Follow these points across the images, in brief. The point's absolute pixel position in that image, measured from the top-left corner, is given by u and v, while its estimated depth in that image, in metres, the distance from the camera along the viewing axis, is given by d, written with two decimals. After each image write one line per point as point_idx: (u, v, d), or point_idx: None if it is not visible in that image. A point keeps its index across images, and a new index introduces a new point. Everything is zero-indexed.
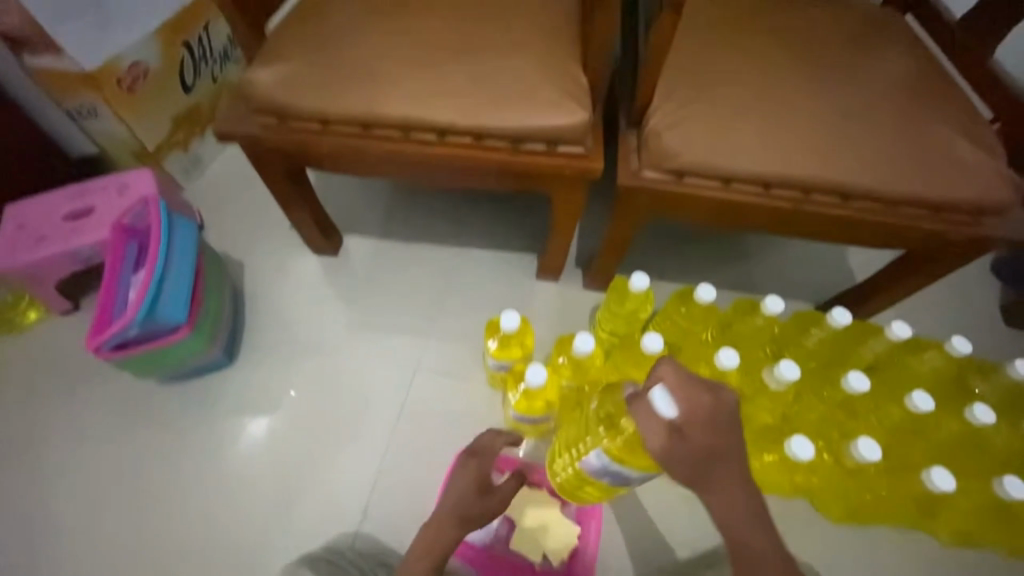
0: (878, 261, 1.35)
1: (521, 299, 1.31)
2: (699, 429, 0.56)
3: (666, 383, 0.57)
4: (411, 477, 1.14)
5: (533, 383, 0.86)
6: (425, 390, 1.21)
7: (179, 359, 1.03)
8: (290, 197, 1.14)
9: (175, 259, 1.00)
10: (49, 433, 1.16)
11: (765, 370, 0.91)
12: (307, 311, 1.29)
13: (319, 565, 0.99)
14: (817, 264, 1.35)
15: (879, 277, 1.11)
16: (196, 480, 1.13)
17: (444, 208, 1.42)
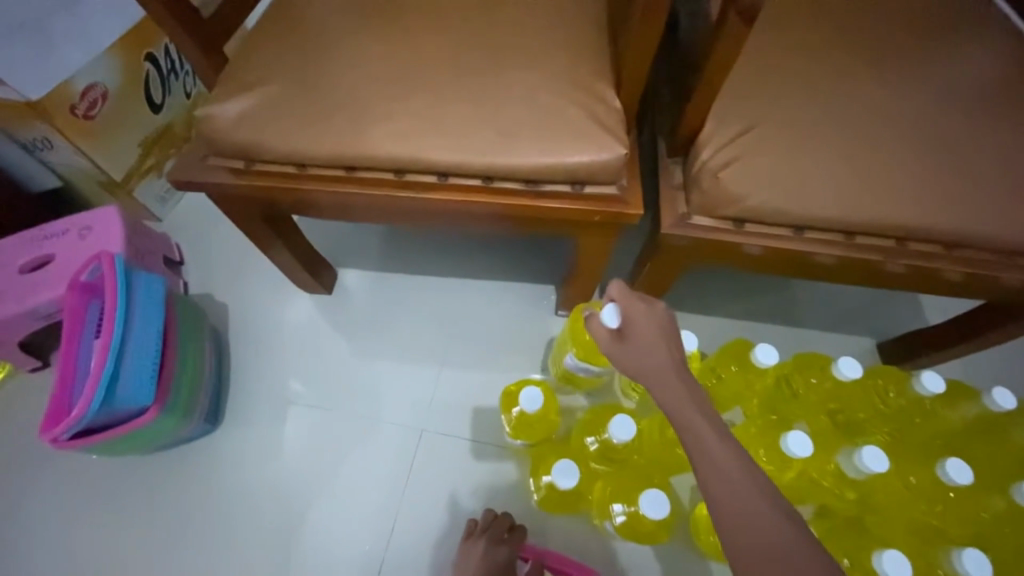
0: None
1: (538, 341, 1.16)
2: (638, 331, 0.57)
3: (614, 297, 0.60)
4: (419, 555, 0.99)
5: (560, 483, 0.77)
6: (434, 452, 1.06)
7: (153, 438, 0.90)
8: (270, 239, 0.99)
9: (138, 327, 0.86)
10: (10, 512, 1.02)
11: (839, 452, 0.77)
12: (298, 359, 1.15)
13: None
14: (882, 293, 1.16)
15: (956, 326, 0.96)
16: (175, 565, 0.99)
17: (448, 235, 1.26)
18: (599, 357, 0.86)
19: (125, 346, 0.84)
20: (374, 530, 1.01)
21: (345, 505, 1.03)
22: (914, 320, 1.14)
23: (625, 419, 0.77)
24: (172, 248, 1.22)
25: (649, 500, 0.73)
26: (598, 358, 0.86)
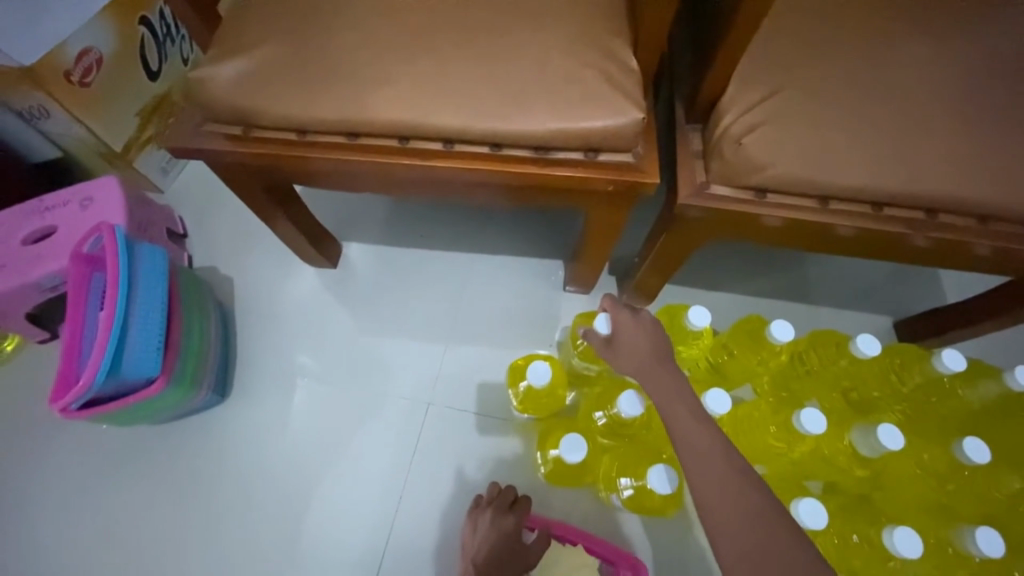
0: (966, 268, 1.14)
1: (546, 315, 1.14)
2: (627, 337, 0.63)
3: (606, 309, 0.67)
4: (425, 525, 1.01)
5: (569, 458, 0.76)
6: (439, 425, 1.06)
7: (162, 409, 0.91)
8: (271, 210, 0.96)
9: (140, 300, 0.85)
10: (28, 480, 1.05)
11: (852, 429, 0.75)
12: (303, 334, 1.14)
13: None
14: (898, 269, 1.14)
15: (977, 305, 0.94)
16: (190, 530, 1.02)
17: (454, 207, 1.23)
18: (601, 360, 0.89)
19: (129, 318, 0.83)
20: (380, 501, 1.02)
21: (346, 477, 1.04)
22: (930, 299, 1.11)
23: (633, 394, 0.75)
24: (175, 220, 1.20)
25: (658, 475, 0.72)
26: (598, 360, 0.89)
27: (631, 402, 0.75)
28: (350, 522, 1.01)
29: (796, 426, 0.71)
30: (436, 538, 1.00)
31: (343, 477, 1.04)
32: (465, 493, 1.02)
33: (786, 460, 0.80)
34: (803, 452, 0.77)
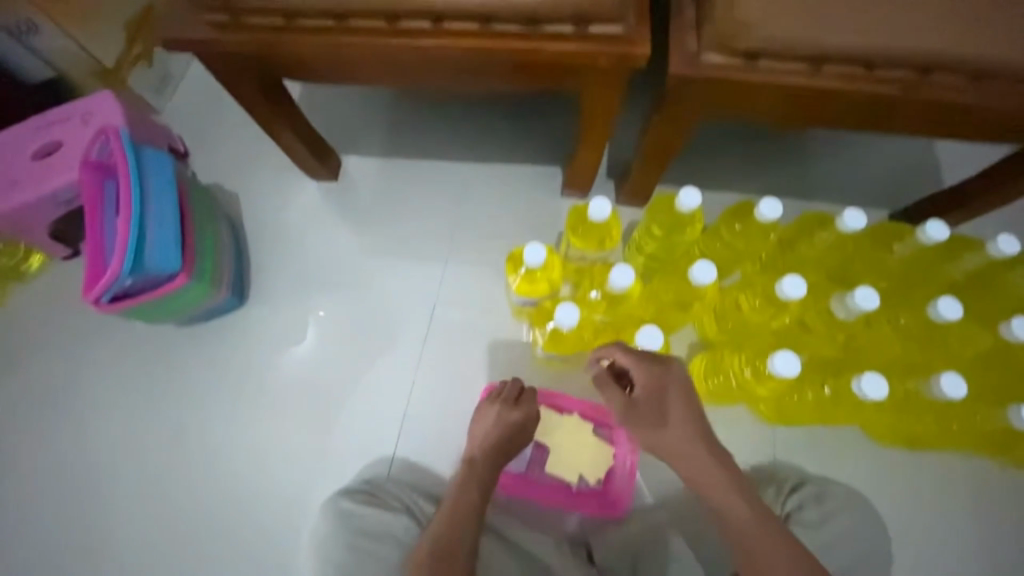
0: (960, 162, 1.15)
1: (545, 221, 1.16)
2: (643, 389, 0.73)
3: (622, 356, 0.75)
4: (437, 415, 1.08)
5: (564, 324, 0.77)
6: (445, 325, 1.12)
7: (187, 306, 0.97)
8: (270, 116, 0.98)
9: (154, 201, 0.89)
10: (64, 387, 1.11)
11: (833, 298, 0.80)
12: (311, 247, 1.18)
13: (355, 496, 0.96)
14: (897, 162, 1.13)
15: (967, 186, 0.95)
16: (220, 422, 1.09)
17: (450, 119, 1.23)
18: (599, 248, 0.90)
19: (146, 217, 0.87)
20: (393, 394, 1.09)
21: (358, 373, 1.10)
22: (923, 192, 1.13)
23: (624, 267, 0.78)
24: (175, 139, 1.19)
25: (648, 334, 0.77)
26: (599, 242, 0.88)
27: (623, 273, 0.77)
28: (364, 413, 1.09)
29: (779, 294, 0.77)
30: (447, 424, 1.07)
31: (355, 373, 1.10)
32: (473, 384, 1.09)
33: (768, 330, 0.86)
34: (781, 320, 0.84)
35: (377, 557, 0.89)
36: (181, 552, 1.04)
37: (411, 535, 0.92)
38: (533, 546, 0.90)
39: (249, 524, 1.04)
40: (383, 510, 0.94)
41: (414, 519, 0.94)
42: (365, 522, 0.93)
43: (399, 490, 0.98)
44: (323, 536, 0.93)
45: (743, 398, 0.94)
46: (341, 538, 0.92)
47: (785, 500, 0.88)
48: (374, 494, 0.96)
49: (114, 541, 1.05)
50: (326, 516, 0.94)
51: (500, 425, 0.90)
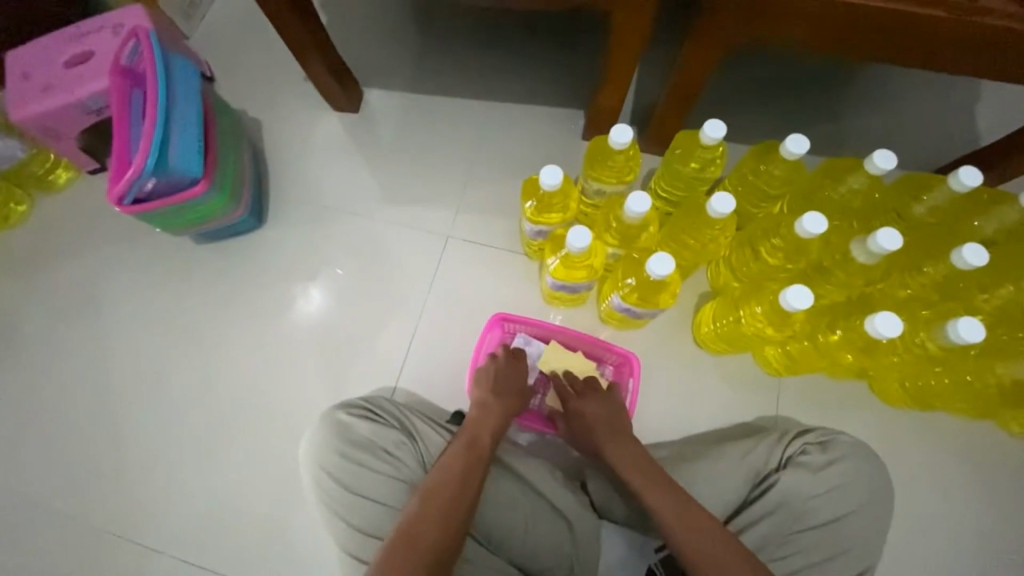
0: (997, 128, 1.11)
1: (564, 163, 1.14)
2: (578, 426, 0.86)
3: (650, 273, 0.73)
4: (440, 347, 1.05)
5: (574, 245, 0.75)
6: (454, 258, 1.10)
7: (206, 218, 1.00)
8: (298, 36, 0.98)
9: (179, 106, 0.91)
10: (78, 295, 1.13)
11: (853, 245, 0.77)
12: (326, 173, 1.17)
13: (353, 411, 0.86)
14: (928, 130, 1.10)
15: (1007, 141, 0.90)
16: (227, 338, 1.09)
17: (474, 56, 1.21)
18: (619, 182, 0.89)
19: (171, 121, 0.89)
20: (395, 324, 1.07)
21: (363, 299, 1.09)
22: (957, 157, 1.09)
23: (642, 194, 0.75)
24: (202, 62, 1.18)
25: (660, 260, 0.72)
26: (617, 175, 0.88)
27: (640, 201, 0.74)
28: (368, 340, 1.06)
29: (798, 232, 0.74)
30: (453, 356, 1.05)
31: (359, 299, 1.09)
32: (479, 319, 1.06)
33: (783, 273, 0.84)
34: (798, 265, 0.81)
35: (369, 472, 0.80)
36: (182, 462, 1.03)
37: (406, 453, 0.82)
38: (523, 469, 0.83)
39: (250, 440, 1.03)
40: (382, 429, 0.83)
41: (411, 437, 0.84)
42: (358, 435, 0.83)
43: (395, 407, 0.87)
44: (315, 450, 0.83)
45: (750, 345, 0.93)
46: (331, 449, 0.82)
47: (787, 445, 0.82)
48: (372, 410, 0.86)
49: (114, 446, 1.05)
50: (321, 431, 0.84)
51: (513, 383, 0.87)
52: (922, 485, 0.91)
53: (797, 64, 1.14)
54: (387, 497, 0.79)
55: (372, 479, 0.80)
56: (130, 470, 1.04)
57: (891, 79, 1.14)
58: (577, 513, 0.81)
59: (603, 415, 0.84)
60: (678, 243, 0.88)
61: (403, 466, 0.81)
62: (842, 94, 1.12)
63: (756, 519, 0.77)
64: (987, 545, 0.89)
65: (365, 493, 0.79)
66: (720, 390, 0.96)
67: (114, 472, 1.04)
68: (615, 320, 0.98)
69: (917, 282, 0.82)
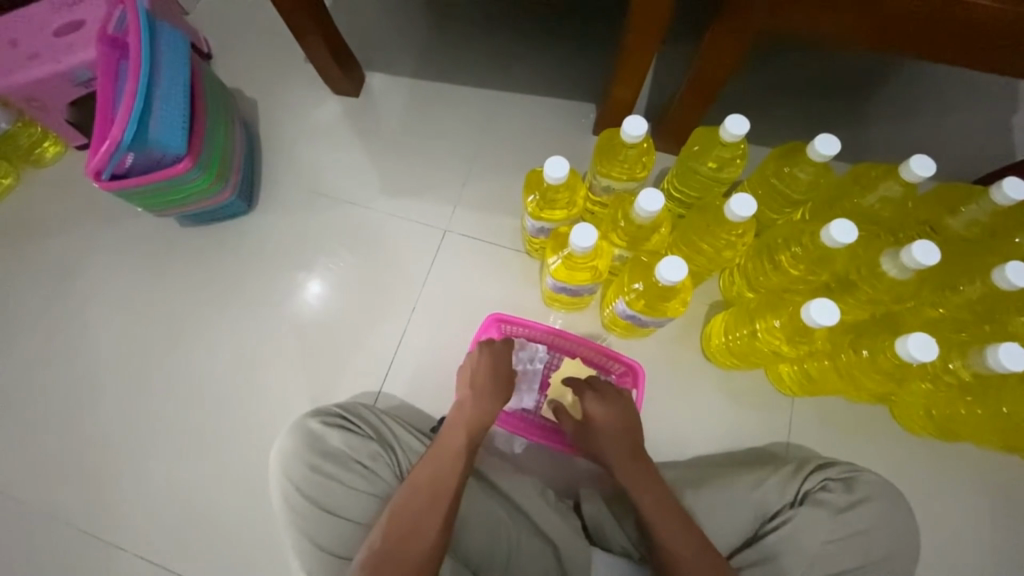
0: None
1: (573, 158, 1.08)
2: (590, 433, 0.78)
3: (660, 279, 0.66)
4: (432, 348, 0.99)
5: (577, 245, 0.68)
6: (452, 254, 1.04)
7: (192, 197, 0.95)
8: (296, 13, 0.92)
9: (165, 77, 0.86)
10: (58, 274, 1.08)
11: (882, 257, 0.70)
12: (322, 158, 1.11)
13: (327, 418, 0.80)
14: (964, 139, 1.03)
15: None
16: (211, 328, 1.03)
17: (484, 43, 1.15)
18: (630, 180, 0.83)
19: (154, 92, 0.84)
20: (386, 321, 1.01)
21: (355, 293, 1.03)
22: (994, 169, 1.01)
23: (654, 193, 0.68)
24: (200, 38, 1.13)
25: (670, 265, 0.66)
26: (628, 171, 0.82)
27: (653, 200, 0.68)
28: (357, 336, 1.01)
29: (824, 241, 0.68)
30: (446, 357, 0.99)
31: (350, 293, 1.03)
32: (475, 320, 1.00)
33: (802, 285, 0.78)
34: (820, 276, 0.75)
35: (340, 485, 0.74)
36: (158, 455, 0.98)
37: (381, 465, 0.76)
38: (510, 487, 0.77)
39: (229, 436, 0.98)
40: (358, 439, 0.78)
41: (388, 447, 0.79)
42: (330, 445, 0.77)
43: (374, 415, 0.82)
44: (285, 459, 0.77)
45: (763, 361, 0.86)
46: (300, 459, 0.76)
47: (804, 479, 0.75)
48: (347, 417, 0.80)
49: (86, 434, 1.00)
50: (292, 438, 0.78)
51: (495, 373, 0.79)
52: (946, 521, 0.84)
53: (826, 65, 1.07)
54: (358, 513, 0.73)
55: (345, 493, 0.74)
56: (102, 461, 0.98)
57: (926, 83, 1.06)
58: (568, 537, 0.74)
59: (618, 428, 0.76)
60: (690, 247, 0.82)
61: (379, 480, 0.75)
62: (873, 98, 1.05)
63: (767, 557, 0.70)
64: None
65: (335, 507, 0.73)
66: (729, 408, 0.90)
67: (86, 461, 0.99)
68: (618, 328, 0.92)
69: (952, 303, 0.75)
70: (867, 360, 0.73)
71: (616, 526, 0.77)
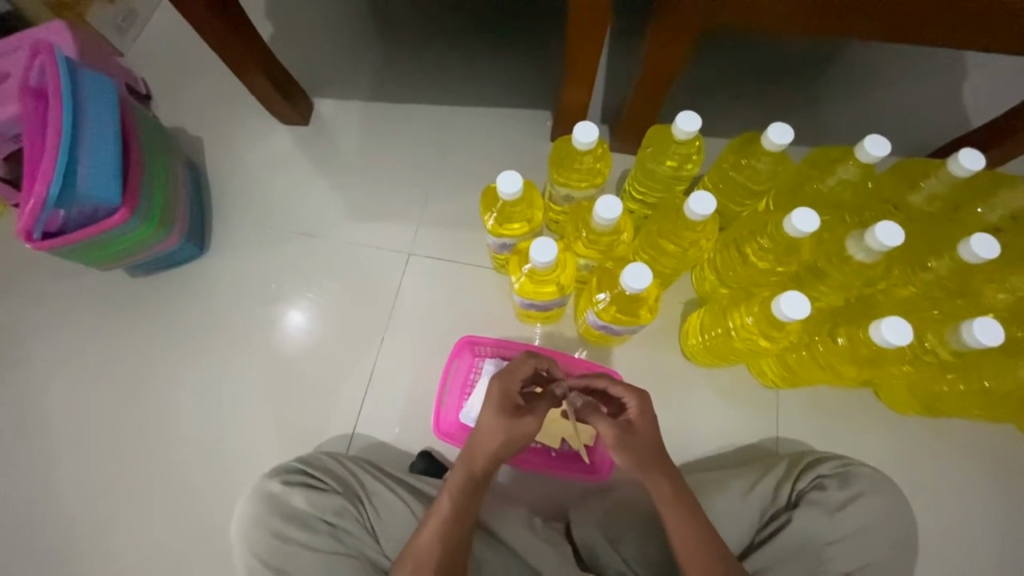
0: (989, 108, 1.04)
1: (533, 167, 1.05)
2: (625, 452, 0.62)
3: (627, 284, 0.63)
4: (406, 378, 0.95)
5: (538, 261, 0.65)
6: (419, 277, 1.01)
7: (135, 248, 0.90)
8: (232, 49, 0.88)
9: (91, 126, 0.82)
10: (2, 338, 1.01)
11: (849, 240, 0.68)
12: (276, 191, 1.07)
13: (289, 476, 0.76)
14: (917, 112, 1.04)
15: (1004, 117, 0.84)
16: (172, 380, 0.98)
17: (432, 59, 1.13)
18: (589, 186, 0.81)
19: (79, 143, 0.80)
20: (356, 356, 0.97)
21: (322, 329, 0.99)
22: (950, 140, 1.02)
23: (610, 199, 0.66)
24: (136, 79, 1.09)
25: (634, 273, 0.63)
26: (583, 180, 0.80)
27: (609, 208, 0.66)
28: (327, 375, 0.96)
29: (787, 231, 0.66)
30: (422, 386, 0.95)
31: (317, 329, 0.99)
32: (448, 344, 0.97)
33: (773, 277, 0.76)
34: (789, 266, 0.73)
35: (308, 549, 0.71)
36: (126, 522, 0.92)
37: (349, 521, 0.73)
38: (494, 521, 0.74)
39: (201, 491, 0.93)
40: (322, 496, 0.74)
41: (356, 500, 0.75)
42: (294, 507, 0.73)
43: (337, 465, 0.78)
44: (246, 527, 0.73)
45: (743, 357, 0.84)
46: (261, 526, 0.72)
47: (798, 479, 0.73)
48: (310, 473, 0.76)
49: (45, 507, 0.93)
50: (253, 502, 0.74)
51: (494, 403, 0.63)
52: (943, 500, 0.83)
53: (775, 51, 1.07)
54: None
55: (312, 557, 0.71)
56: (63, 533, 0.92)
57: (874, 61, 1.07)
58: (559, 567, 0.71)
59: (655, 447, 0.63)
60: (657, 249, 0.80)
61: (348, 537, 0.73)
62: (823, 80, 1.06)
63: (768, 565, 0.68)
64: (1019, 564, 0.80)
65: (304, 573, 0.70)
66: (715, 408, 0.88)
67: (45, 536, 0.92)
68: (595, 338, 0.89)
69: (921, 280, 0.74)
70: (845, 347, 0.72)
71: (609, 549, 0.73)
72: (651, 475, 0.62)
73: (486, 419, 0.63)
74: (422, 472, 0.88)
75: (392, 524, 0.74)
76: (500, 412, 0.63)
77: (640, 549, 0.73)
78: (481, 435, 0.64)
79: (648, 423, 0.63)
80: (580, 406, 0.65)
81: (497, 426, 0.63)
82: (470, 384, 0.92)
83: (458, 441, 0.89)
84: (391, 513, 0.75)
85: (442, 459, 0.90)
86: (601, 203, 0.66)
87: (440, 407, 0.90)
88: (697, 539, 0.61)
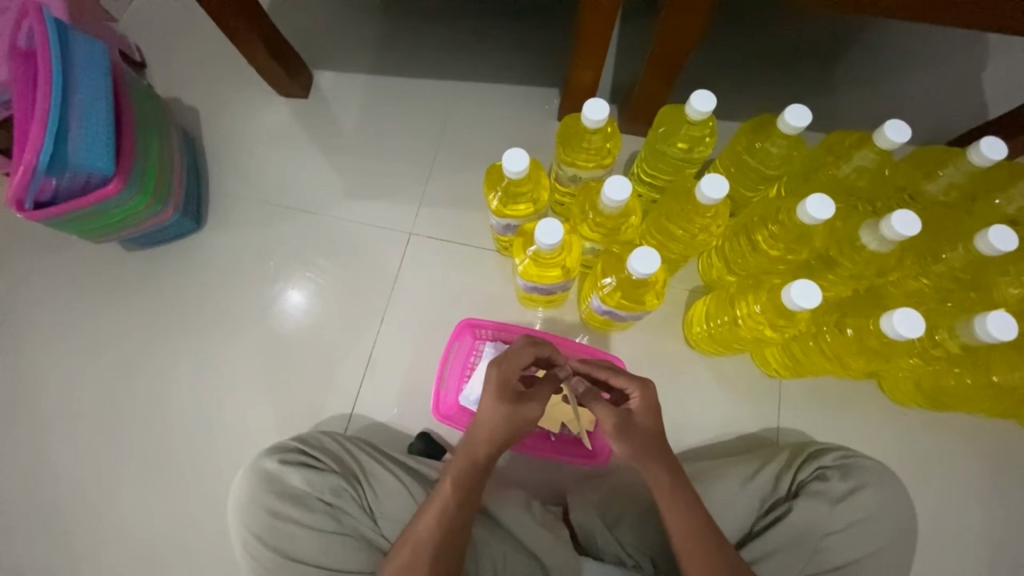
0: (1012, 97, 1.01)
1: (539, 147, 1.03)
2: (623, 441, 0.61)
3: (635, 266, 0.61)
4: (406, 359, 0.94)
5: (544, 243, 0.64)
6: (419, 257, 0.99)
7: (130, 220, 0.88)
8: (226, 17, 0.84)
9: (82, 92, 0.79)
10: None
11: (863, 230, 0.66)
12: (274, 166, 1.04)
13: (286, 455, 0.75)
14: (937, 100, 1.01)
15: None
16: (170, 355, 0.97)
17: (437, 33, 1.08)
18: (598, 167, 0.79)
19: (70, 109, 0.77)
20: (355, 335, 0.96)
21: (320, 308, 0.97)
22: (970, 129, 0.98)
23: (620, 180, 0.64)
24: (129, 45, 1.04)
25: (641, 257, 0.61)
26: (590, 160, 0.78)
27: (618, 190, 0.64)
28: (327, 354, 0.95)
29: (800, 217, 0.64)
30: (422, 367, 0.94)
31: (316, 307, 0.97)
32: (449, 326, 0.95)
33: (781, 265, 0.74)
34: (799, 255, 0.71)
35: (305, 529, 0.71)
36: (125, 494, 0.92)
37: (347, 501, 0.73)
38: (492, 503, 0.74)
39: (201, 465, 0.93)
40: (320, 475, 0.74)
41: (353, 480, 0.75)
42: (291, 486, 0.73)
43: (335, 445, 0.77)
44: (244, 505, 0.72)
45: (747, 346, 0.83)
46: (258, 505, 0.72)
47: (798, 470, 0.73)
48: (308, 452, 0.76)
49: (44, 478, 0.93)
50: (249, 481, 0.74)
51: (493, 392, 0.62)
52: (940, 493, 0.83)
53: (793, 32, 1.03)
54: (325, 558, 0.70)
55: (309, 536, 0.71)
56: (63, 503, 0.92)
57: (896, 45, 1.03)
58: (555, 551, 0.71)
59: (653, 437, 0.62)
60: (665, 233, 0.78)
61: (345, 518, 0.73)
62: (842, 64, 1.02)
63: (765, 553, 0.68)
64: (1013, 557, 0.81)
65: (301, 552, 0.70)
66: (716, 396, 0.87)
67: (44, 506, 0.92)
68: (599, 323, 0.87)
69: (933, 272, 0.72)
70: (852, 338, 0.71)
71: (606, 534, 0.73)
72: (647, 464, 0.62)
73: (487, 404, 0.63)
74: (420, 453, 0.88)
75: (390, 504, 0.74)
76: (499, 398, 0.62)
77: (637, 535, 0.73)
78: (481, 420, 0.63)
79: (648, 413, 0.62)
80: (580, 393, 0.64)
81: (499, 411, 0.62)
82: (470, 367, 0.91)
83: (456, 424, 0.89)
84: (389, 494, 0.74)
85: (441, 441, 0.90)
86: (609, 184, 0.64)
87: (439, 389, 0.90)
88: (694, 529, 0.61)
